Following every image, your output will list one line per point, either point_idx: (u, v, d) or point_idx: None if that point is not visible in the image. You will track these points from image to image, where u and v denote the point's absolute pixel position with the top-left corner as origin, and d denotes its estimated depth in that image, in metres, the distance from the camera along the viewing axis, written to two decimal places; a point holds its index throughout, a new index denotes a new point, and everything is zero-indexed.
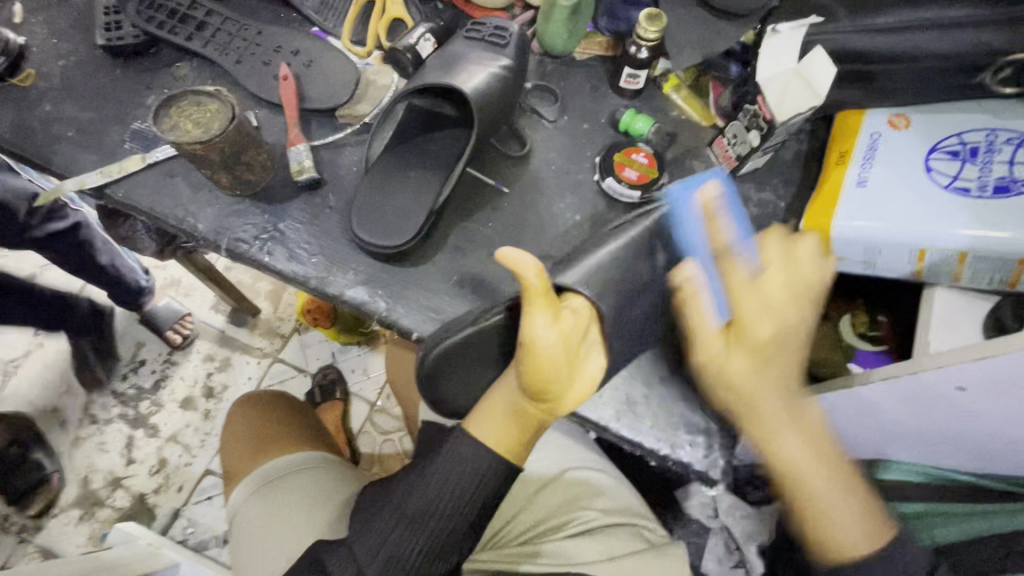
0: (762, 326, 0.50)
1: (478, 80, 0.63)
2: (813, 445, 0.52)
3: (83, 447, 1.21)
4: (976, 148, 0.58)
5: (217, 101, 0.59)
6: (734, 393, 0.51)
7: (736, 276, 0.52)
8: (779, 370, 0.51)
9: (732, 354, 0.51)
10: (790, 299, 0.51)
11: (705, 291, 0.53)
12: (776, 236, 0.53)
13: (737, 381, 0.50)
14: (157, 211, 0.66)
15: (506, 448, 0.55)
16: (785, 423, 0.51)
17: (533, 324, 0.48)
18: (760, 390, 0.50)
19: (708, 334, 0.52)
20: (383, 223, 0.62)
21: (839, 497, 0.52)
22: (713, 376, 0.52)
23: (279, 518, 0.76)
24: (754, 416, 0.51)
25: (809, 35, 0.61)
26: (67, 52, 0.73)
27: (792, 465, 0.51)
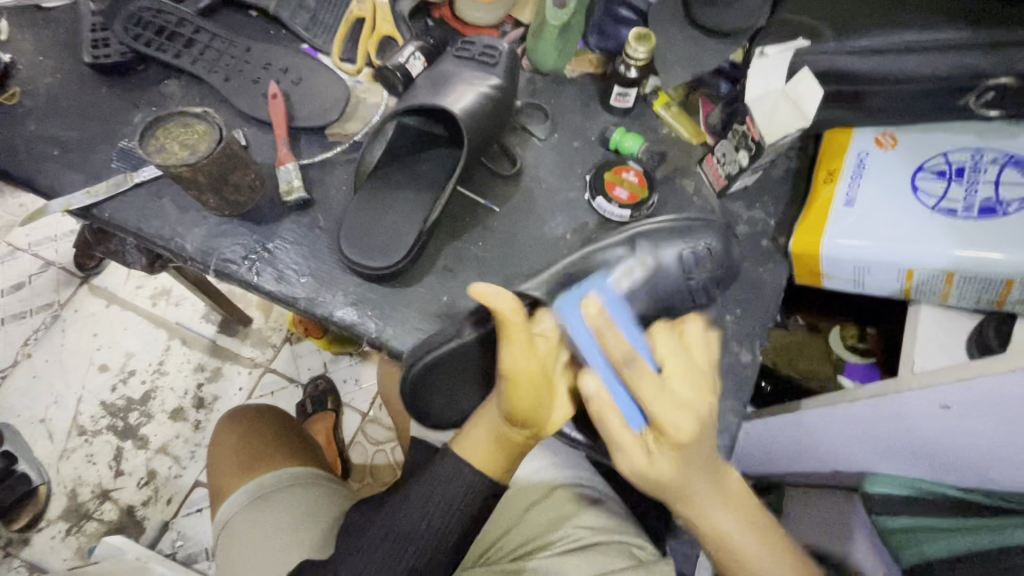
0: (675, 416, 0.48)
1: (467, 101, 0.63)
2: (749, 528, 0.53)
3: (71, 460, 1.20)
4: (961, 168, 0.59)
5: (205, 122, 0.58)
6: (668, 487, 0.50)
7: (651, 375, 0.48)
8: (701, 467, 0.50)
9: (658, 456, 0.49)
10: (703, 389, 0.50)
11: (613, 393, 0.50)
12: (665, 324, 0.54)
13: (666, 480, 0.49)
14: (144, 231, 0.66)
15: (494, 472, 0.56)
16: (708, 504, 0.51)
17: (509, 351, 0.50)
18: (683, 476, 0.50)
19: (630, 451, 0.50)
20: (374, 244, 0.62)
21: (761, 551, 0.52)
22: (638, 477, 0.50)
23: (268, 535, 0.75)
24: (680, 496, 0.51)
25: (796, 57, 0.62)
26: (53, 68, 0.73)
27: (724, 539, 0.52)
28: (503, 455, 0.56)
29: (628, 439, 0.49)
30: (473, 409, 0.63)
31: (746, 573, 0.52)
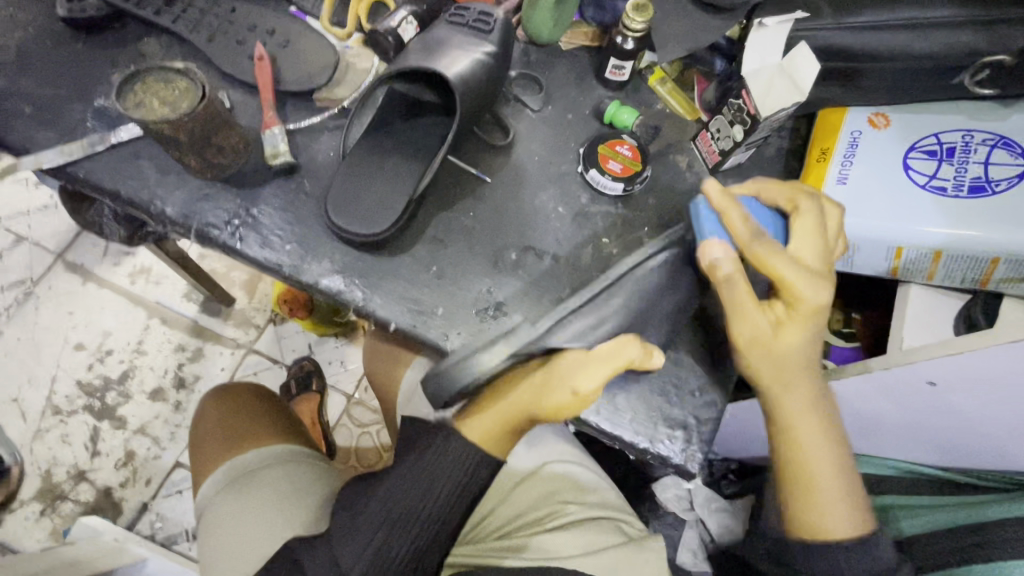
0: (813, 295, 0.51)
1: (462, 67, 0.61)
2: (833, 437, 0.55)
3: (46, 439, 1.17)
4: (952, 148, 0.59)
5: (187, 78, 0.56)
6: (778, 361, 0.53)
7: (781, 253, 0.51)
8: (800, 377, 0.53)
9: (782, 320, 0.52)
10: (823, 285, 0.51)
11: (754, 213, 0.55)
12: (805, 205, 0.54)
13: (781, 341, 0.52)
14: (122, 194, 0.63)
15: (497, 451, 0.57)
16: (801, 389, 0.54)
17: (602, 376, 0.52)
18: (812, 347, 0.53)
19: (757, 318, 0.52)
20: (362, 211, 0.61)
21: (834, 464, 0.54)
22: (761, 353, 0.53)
23: (251, 511, 0.75)
24: (779, 366, 0.53)
25: (794, 31, 0.60)
26: (25, 23, 0.70)
27: (792, 418, 0.54)
28: (510, 434, 0.58)
29: (758, 310, 0.52)
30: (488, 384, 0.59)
31: (808, 475, 0.54)
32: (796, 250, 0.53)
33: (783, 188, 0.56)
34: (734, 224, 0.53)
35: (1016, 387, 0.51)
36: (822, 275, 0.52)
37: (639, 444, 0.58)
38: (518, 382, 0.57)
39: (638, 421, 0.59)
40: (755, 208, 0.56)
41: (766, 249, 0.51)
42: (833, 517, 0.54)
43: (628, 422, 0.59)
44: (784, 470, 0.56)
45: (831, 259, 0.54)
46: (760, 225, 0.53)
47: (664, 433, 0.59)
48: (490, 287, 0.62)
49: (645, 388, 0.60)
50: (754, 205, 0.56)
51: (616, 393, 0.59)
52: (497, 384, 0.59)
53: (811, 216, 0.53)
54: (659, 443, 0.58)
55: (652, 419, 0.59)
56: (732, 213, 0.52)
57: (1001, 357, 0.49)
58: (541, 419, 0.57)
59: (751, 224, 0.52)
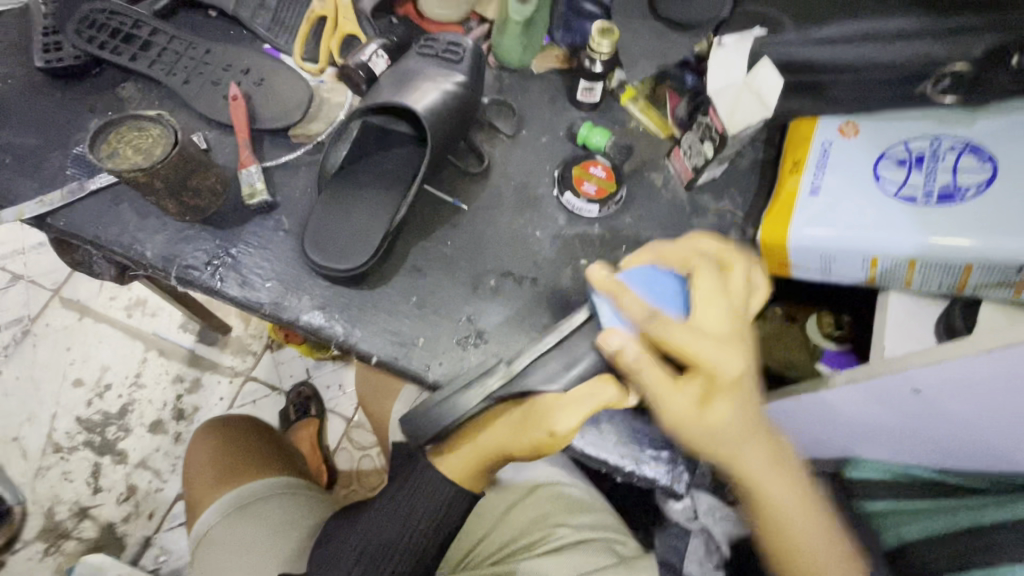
0: (729, 367, 0.49)
1: (431, 99, 0.62)
2: (791, 480, 0.55)
3: (47, 478, 1.17)
4: (922, 155, 0.60)
5: (159, 125, 0.57)
6: (709, 439, 0.51)
7: (674, 326, 0.49)
8: (755, 437, 0.53)
9: (710, 404, 0.50)
10: (736, 349, 0.50)
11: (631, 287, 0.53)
12: (707, 268, 0.53)
13: (687, 422, 0.50)
14: (103, 240, 0.64)
15: (470, 485, 0.59)
16: (753, 457, 0.53)
17: (576, 419, 0.51)
18: (749, 430, 0.52)
19: (677, 401, 0.50)
20: (338, 246, 0.61)
21: (823, 540, 0.55)
22: (690, 431, 0.51)
23: (245, 545, 0.75)
24: (732, 450, 0.52)
25: (755, 45, 0.63)
26: (5, 74, 0.71)
27: (750, 475, 0.54)
28: (483, 469, 0.59)
29: (652, 373, 0.50)
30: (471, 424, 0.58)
31: (792, 532, 0.55)
32: (693, 320, 0.51)
33: (695, 248, 0.56)
34: (627, 308, 0.52)
35: (998, 391, 0.51)
36: (728, 339, 0.50)
37: (625, 466, 0.58)
38: (497, 425, 0.57)
39: (623, 443, 0.58)
40: (649, 278, 0.54)
41: (666, 331, 0.50)
42: (829, 568, 0.55)
43: (613, 444, 0.58)
44: (753, 508, 0.57)
45: (736, 327, 0.51)
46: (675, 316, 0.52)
47: (649, 454, 0.58)
48: (471, 314, 0.62)
49: (629, 409, 0.60)
50: (638, 273, 0.54)
51: (599, 417, 0.59)
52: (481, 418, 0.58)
53: (708, 276, 0.51)
54: (644, 465, 0.58)
55: (637, 441, 0.59)
56: (625, 350, 0.50)
57: (979, 367, 0.49)
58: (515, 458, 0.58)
59: (645, 300, 0.52)
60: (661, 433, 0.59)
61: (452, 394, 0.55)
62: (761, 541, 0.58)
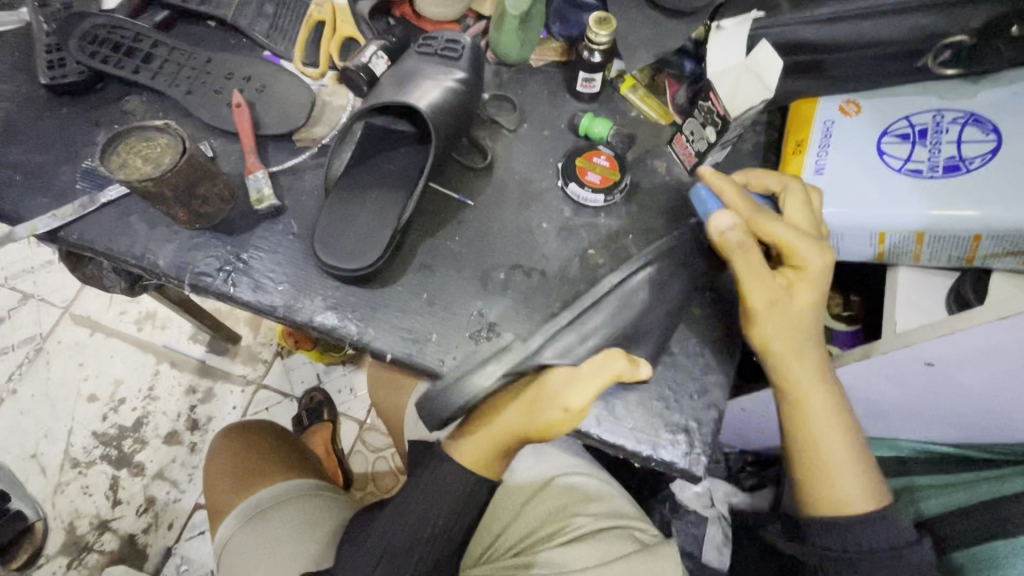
0: (815, 263, 0.54)
1: (433, 97, 0.62)
2: (835, 399, 0.56)
3: (67, 493, 1.18)
4: (924, 129, 0.60)
5: (167, 135, 0.57)
6: (795, 330, 0.55)
7: (778, 222, 0.55)
8: (811, 345, 0.55)
9: (797, 288, 0.54)
10: (820, 247, 0.54)
11: (753, 210, 0.57)
12: (796, 187, 0.57)
13: (795, 313, 0.54)
14: (116, 252, 0.65)
15: (487, 472, 0.59)
16: (805, 364, 0.55)
17: (588, 394, 0.53)
18: (797, 328, 0.55)
19: (757, 293, 0.54)
20: (348, 246, 0.62)
21: (844, 447, 0.56)
22: (777, 314, 0.54)
23: (266, 548, 0.76)
24: (794, 359, 0.55)
25: (752, 30, 0.62)
26: (11, 93, 0.72)
27: (802, 383, 0.55)
28: (500, 455, 0.59)
29: (760, 279, 0.54)
30: (485, 409, 0.60)
31: (820, 452, 0.56)
32: (789, 216, 0.56)
33: (775, 177, 0.60)
34: (723, 202, 0.58)
35: (1013, 359, 0.51)
36: (814, 239, 0.54)
37: (643, 452, 0.58)
38: (507, 408, 0.58)
39: (639, 429, 0.59)
40: (707, 200, 0.59)
41: (759, 220, 0.55)
42: (845, 484, 0.56)
43: (629, 430, 0.59)
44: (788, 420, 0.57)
45: (830, 236, 0.56)
46: (768, 210, 0.57)
47: (667, 438, 0.59)
48: (481, 309, 0.63)
49: (643, 394, 0.60)
50: (701, 193, 0.59)
51: (614, 404, 0.59)
52: (493, 404, 0.59)
53: (796, 197, 0.57)
54: (662, 450, 0.58)
55: (653, 425, 0.59)
56: (714, 178, 0.58)
57: (994, 335, 0.49)
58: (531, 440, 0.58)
59: (739, 199, 0.58)
60: (677, 417, 0.59)
61: (459, 378, 0.56)
62: (794, 449, 0.57)
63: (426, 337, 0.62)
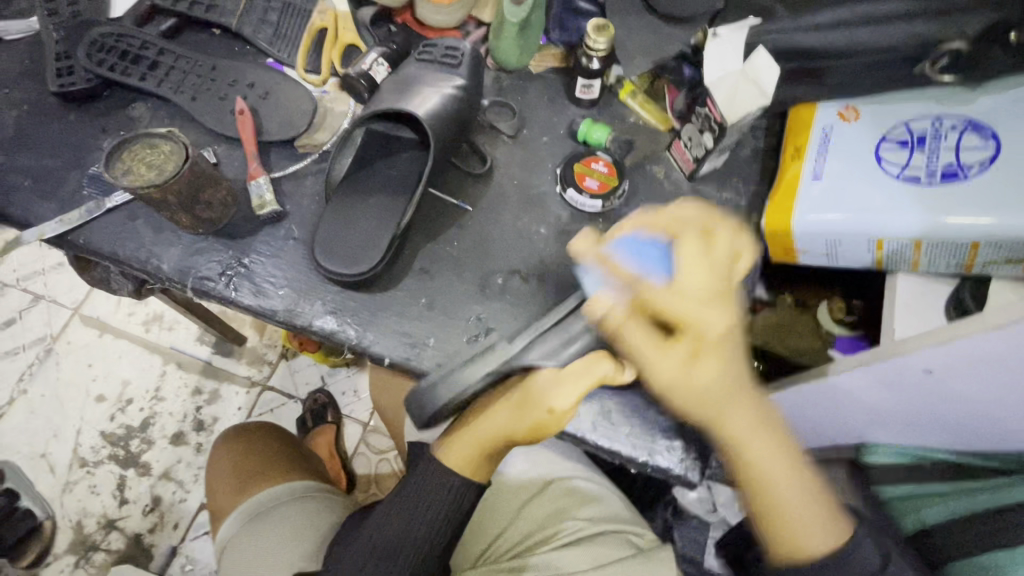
0: (710, 325, 0.47)
1: (432, 103, 0.63)
2: (774, 436, 0.53)
3: (74, 492, 1.20)
4: (924, 136, 0.59)
5: (171, 142, 0.59)
6: (700, 400, 0.49)
7: (664, 289, 0.47)
8: (739, 399, 0.50)
9: (699, 363, 0.48)
10: (714, 303, 0.47)
11: (634, 256, 0.51)
12: (693, 236, 0.48)
13: (685, 385, 0.48)
14: (121, 256, 0.66)
15: (477, 476, 0.59)
16: (738, 416, 0.51)
17: (574, 395, 0.52)
18: (729, 392, 0.49)
19: (666, 362, 0.48)
20: (348, 250, 0.62)
21: (797, 494, 0.53)
22: (681, 390, 0.49)
23: (265, 549, 0.76)
24: (732, 412, 0.50)
25: (749, 36, 0.64)
26: (21, 100, 0.73)
27: (744, 447, 0.52)
28: (486, 457, 0.59)
29: (658, 353, 0.48)
30: (474, 410, 0.59)
31: (772, 506, 0.54)
32: (677, 278, 0.47)
33: (694, 211, 0.51)
34: (608, 274, 0.52)
35: (1010, 368, 0.51)
36: (715, 297, 0.47)
37: (638, 457, 0.58)
38: (495, 411, 0.57)
39: (635, 435, 0.59)
40: (636, 245, 0.52)
41: (651, 292, 0.48)
42: (811, 531, 0.53)
43: (625, 436, 0.59)
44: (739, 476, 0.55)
45: (727, 284, 0.48)
46: (656, 276, 0.49)
47: (662, 445, 0.58)
48: (480, 313, 0.63)
49: (639, 400, 0.60)
50: (635, 239, 0.52)
51: (611, 410, 0.59)
52: (483, 404, 0.59)
53: (691, 242, 0.47)
54: (658, 455, 0.58)
55: (650, 431, 0.59)
56: (603, 299, 0.51)
57: (991, 343, 0.49)
58: (518, 443, 0.57)
59: (631, 268, 0.50)
60: (673, 423, 0.59)
61: (454, 379, 0.57)
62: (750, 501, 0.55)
63: (424, 341, 0.62)
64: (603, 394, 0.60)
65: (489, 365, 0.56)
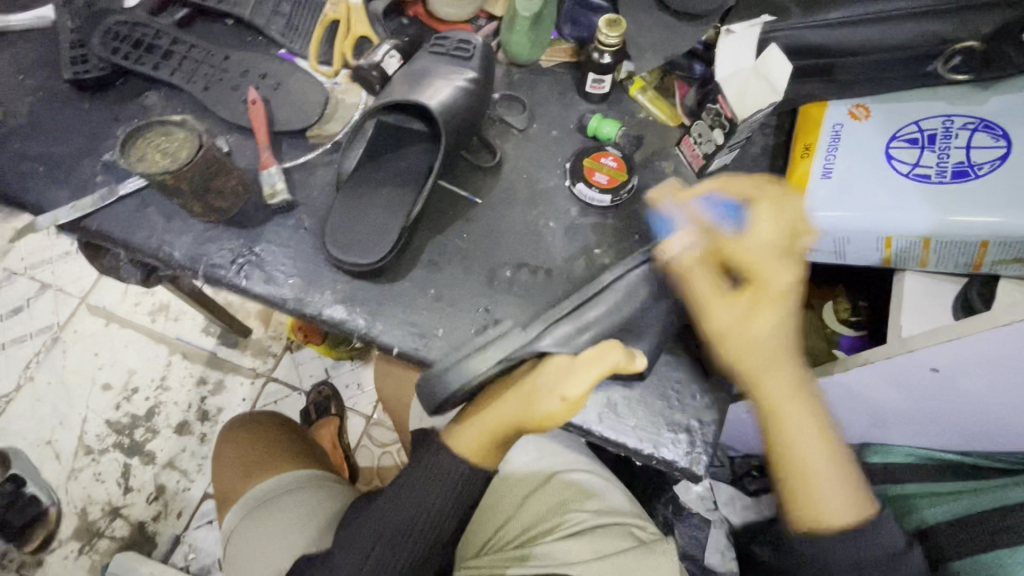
0: (779, 279, 0.52)
1: (444, 95, 0.63)
2: (813, 410, 0.55)
3: (80, 479, 1.21)
4: (934, 135, 0.60)
5: (185, 129, 0.59)
6: (755, 355, 0.53)
7: (743, 240, 0.54)
8: (785, 359, 0.54)
9: (757, 310, 0.53)
10: (791, 264, 0.53)
11: (709, 211, 0.58)
12: (767, 200, 0.55)
13: (730, 331, 0.53)
14: (133, 243, 0.66)
15: (484, 463, 0.59)
16: (780, 374, 0.54)
17: (585, 384, 0.52)
18: (784, 347, 0.54)
19: (722, 309, 0.54)
20: (358, 240, 0.63)
21: (827, 467, 0.55)
22: (730, 340, 0.53)
23: (270, 536, 0.77)
24: (776, 365, 0.53)
25: (762, 35, 0.63)
26: (35, 88, 0.74)
27: (779, 404, 0.54)
28: (495, 445, 0.59)
29: (726, 302, 0.54)
30: (484, 398, 0.59)
31: (810, 480, 0.55)
32: (749, 230, 0.54)
33: (757, 181, 0.58)
34: (685, 215, 0.59)
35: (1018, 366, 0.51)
36: (784, 254, 0.53)
37: (644, 450, 0.59)
38: (505, 398, 0.57)
39: (641, 427, 0.59)
40: (713, 204, 0.58)
41: (725, 242, 0.55)
42: (825, 502, 0.54)
43: (631, 428, 0.59)
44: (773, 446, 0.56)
45: (793, 244, 0.54)
46: (733, 227, 0.56)
47: (668, 438, 0.59)
48: (488, 305, 0.63)
49: (646, 393, 0.60)
50: (715, 198, 0.58)
51: (617, 402, 0.60)
52: (493, 391, 0.59)
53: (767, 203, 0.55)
54: (663, 448, 0.59)
55: (655, 424, 0.59)
56: (671, 245, 0.58)
57: (1001, 341, 0.49)
58: (527, 431, 0.57)
59: (710, 213, 0.57)
60: (680, 416, 0.60)
61: (462, 369, 0.57)
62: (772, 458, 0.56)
63: (432, 332, 0.63)
64: (610, 387, 0.60)
65: (497, 353, 0.56)
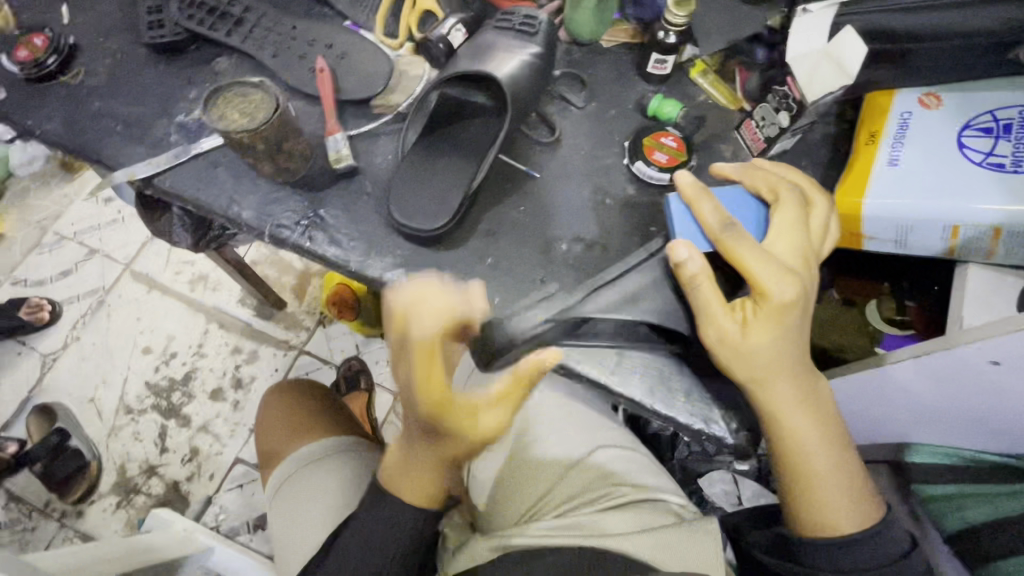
0: (783, 291, 0.54)
1: (509, 67, 0.65)
2: (817, 418, 0.58)
3: (120, 437, 1.26)
4: (1010, 124, 0.59)
5: (261, 91, 0.62)
6: (746, 362, 0.55)
7: (744, 243, 0.55)
8: (786, 371, 0.56)
9: (753, 323, 0.55)
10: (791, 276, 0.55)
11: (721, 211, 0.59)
12: (789, 205, 0.58)
13: (742, 345, 0.55)
14: (202, 201, 0.69)
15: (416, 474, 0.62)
16: (784, 387, 0.56)
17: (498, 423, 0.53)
18: (782, 357, 0.55)
19: (723, 322, 0.55)
20: (418, 207, 0.64)
21: (829, 475, 0.58)
22: (728, 352, 0.56)
23: (316, 493, 0.79)
24: (770, 375, 0.55)
25: (837, 16, 0.62)
26: (112, 50, 0.77)
27: (780, 410, 0.57)
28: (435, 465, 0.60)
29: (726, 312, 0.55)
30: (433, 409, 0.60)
31: (814, 486, 0.57)
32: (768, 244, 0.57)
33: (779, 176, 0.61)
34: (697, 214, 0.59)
35: None
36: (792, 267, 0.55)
37: (695, 425, 0.59)
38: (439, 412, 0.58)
39: (692, 403, 0.60)
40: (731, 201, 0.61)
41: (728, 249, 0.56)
42: (831, 507, 0.57)
43: (683, 404, 0.59)
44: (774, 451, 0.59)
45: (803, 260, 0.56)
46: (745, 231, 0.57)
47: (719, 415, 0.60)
48: (542, 277, 0.64)
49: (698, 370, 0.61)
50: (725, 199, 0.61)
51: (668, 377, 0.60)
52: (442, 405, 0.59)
53: (789, 208, 0.57)
54: (714, 424, 0.59)
55: (706, 401, 0.60)
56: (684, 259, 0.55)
57: None
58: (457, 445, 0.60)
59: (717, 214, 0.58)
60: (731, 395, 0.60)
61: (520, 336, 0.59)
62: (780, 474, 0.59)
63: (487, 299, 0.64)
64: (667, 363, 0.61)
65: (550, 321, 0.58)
